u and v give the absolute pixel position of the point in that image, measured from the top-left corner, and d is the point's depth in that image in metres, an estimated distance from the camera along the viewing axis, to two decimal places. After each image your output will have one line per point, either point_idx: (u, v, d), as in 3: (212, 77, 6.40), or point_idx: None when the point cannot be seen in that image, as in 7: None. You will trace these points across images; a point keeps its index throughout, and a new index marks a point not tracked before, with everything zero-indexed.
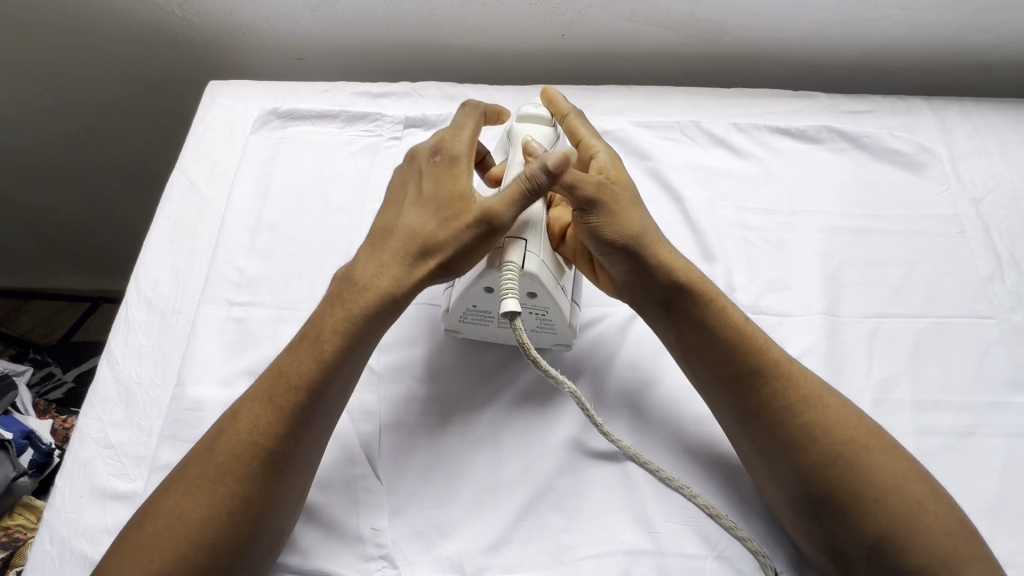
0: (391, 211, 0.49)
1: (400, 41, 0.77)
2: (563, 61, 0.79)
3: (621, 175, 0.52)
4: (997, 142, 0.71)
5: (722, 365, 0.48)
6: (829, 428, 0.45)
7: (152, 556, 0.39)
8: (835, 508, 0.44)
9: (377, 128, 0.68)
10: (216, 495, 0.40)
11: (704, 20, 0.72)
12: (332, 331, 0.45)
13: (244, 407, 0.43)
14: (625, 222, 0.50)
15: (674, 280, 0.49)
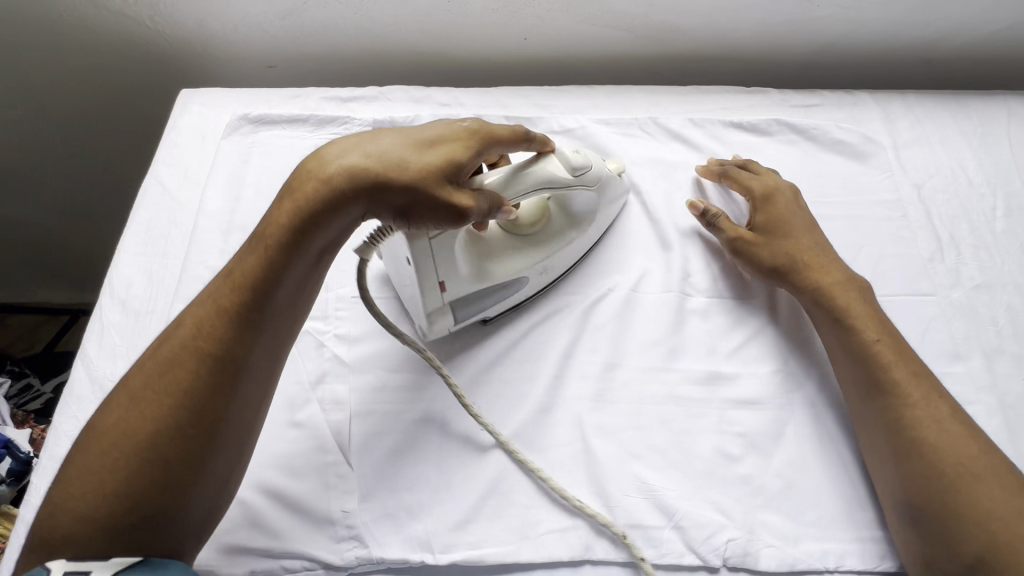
0: (385, 130, 0.49)
1: (369, 48, 0.79)
2: (526, 64, 0.82)
3: (778, 209, 0.63)
4: (937, 131, 0.75)
5: (858, 377, 0.53)
6: (947, 447, 0.47)
7: (97, 458, 0.41)
8: (933, 516, 0.46)
9: (346, 131, 0.71)
10: (156, 401, 0.43)
11: (657, 22, 0.75)
12: (274, 237, 0.45)
13: (196, 308, 0.46)
14: (784, 255, 0.60)
15: (826, 308, 0.57)
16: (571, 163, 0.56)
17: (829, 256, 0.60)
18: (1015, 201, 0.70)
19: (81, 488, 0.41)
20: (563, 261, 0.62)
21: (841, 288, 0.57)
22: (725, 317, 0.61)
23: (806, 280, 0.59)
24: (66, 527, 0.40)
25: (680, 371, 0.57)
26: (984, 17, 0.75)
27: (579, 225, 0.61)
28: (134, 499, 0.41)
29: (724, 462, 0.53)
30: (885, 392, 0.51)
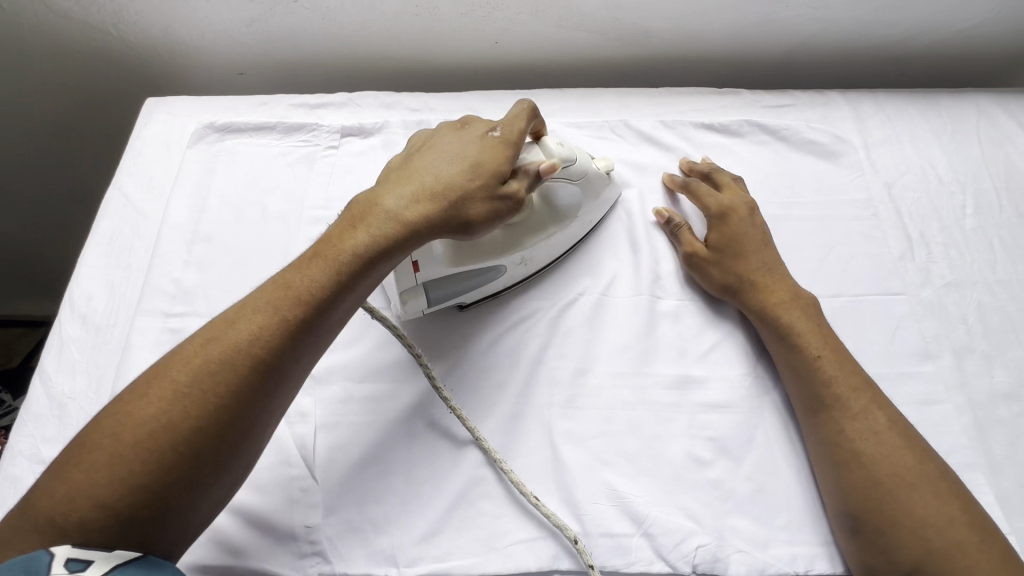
0: (433, 155, 0.53)
1: (338, 54, 0.79)
2: (498, 67, 0.81)
3: (732, 225, 0.63)
4: (908, 130, 0.75)
5: (800, 391, 0.54)
6: (882, 458, 0.49)
7: (125, 453, 0.39)
8: (872, 526, 0.47)
9: (314, 138, 0.70)
10: (200, 399, 0.41)
11: (628, 24, 0.75)
12: (341, 252, 0.47)
13: (244, 307, 0.45)
14: (732, 272, 0.60)
15: (769, 324, 0.57)
16: (552, 154, 0.58)
17: (778, 274, 0.60)
18: (984, 199, 0.70)
19: (103, 481, 0.38)
20: (545, 253, 0.60)
21: (789, 304, 0.58)
22: (696, 320, 0.61)
23: (753, 298, 0.59)
24: (83, 525, 0.37)
25: (650, 376, 0.57)
26: (951, 15, 0.75)
27: (561, 220, 0.60)
28: (162, 498, 0.39)
29: (695, 467, 0.53)
30: (826, 407, 0.52)
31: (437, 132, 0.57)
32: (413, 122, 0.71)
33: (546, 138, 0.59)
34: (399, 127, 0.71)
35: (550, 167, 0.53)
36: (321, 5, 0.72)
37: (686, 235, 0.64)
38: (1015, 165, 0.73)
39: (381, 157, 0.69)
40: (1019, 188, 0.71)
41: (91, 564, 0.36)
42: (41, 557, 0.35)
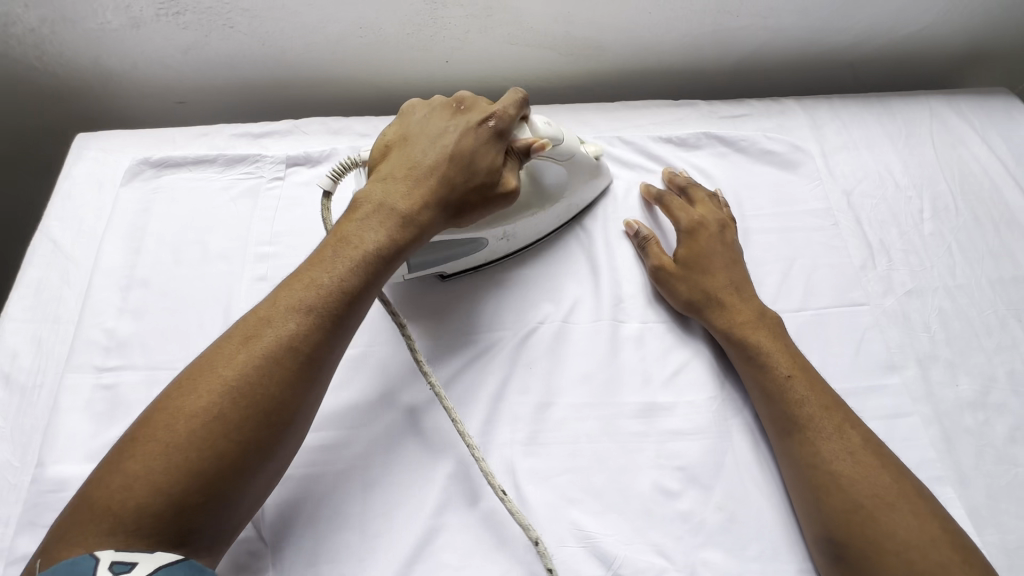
0: (432, 145, 0.54)
1: (283, 80, 0.76)
2: (451, 87, 0.79)
3: (699, 240, 0.62)
4: (864, 135, 0.75)
5: (772, 412, 0.53)
6: (858, 479, 0.48)
7: (182, 450, 0.39)
8: (855, 552, 0.46)
9: (258, 170, 0.67)
10: (252, 393, 0.42)
11: (580, 38, 0.74)
12: (367, 246, 0.49)
13: (275, 304, 0.45)
14: (695, 286, 0.59)
15: (733, 339, 0.57)
16: (541, 132, 0.58)
17: (746, 293, 0.59)
18: (941, 202, 0.70)
19: (162, 480, 0.38)
20: (525, 232, 0.62)
21: (755, 322, 0.57)
22: (660, 342, 0.59)
23: (716, 313, 0.58)
24: (144, 525, 0.37)
25: (614, 405, 0.55)
26: (898, 19, 0.75)
27: (548, 199, 0.62)
28: (222, 491, 0.40)
29: (664, 500, 0.51)
30: (799, 427, 0.51)
31: (417, 113, 0.58)
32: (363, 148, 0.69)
33: (535, 114, 0.59)
34: (348, 155, 0.68)
35: (540, 145, 0.56)
36: (259, 29, 0.69)
37: (655, 247, 0.63)
38: (969, 166, 0.73)
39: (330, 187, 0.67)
40: (974, 190, 0.71)
41: (136, 565, 0.36)
42: (87, 561, 0.35)
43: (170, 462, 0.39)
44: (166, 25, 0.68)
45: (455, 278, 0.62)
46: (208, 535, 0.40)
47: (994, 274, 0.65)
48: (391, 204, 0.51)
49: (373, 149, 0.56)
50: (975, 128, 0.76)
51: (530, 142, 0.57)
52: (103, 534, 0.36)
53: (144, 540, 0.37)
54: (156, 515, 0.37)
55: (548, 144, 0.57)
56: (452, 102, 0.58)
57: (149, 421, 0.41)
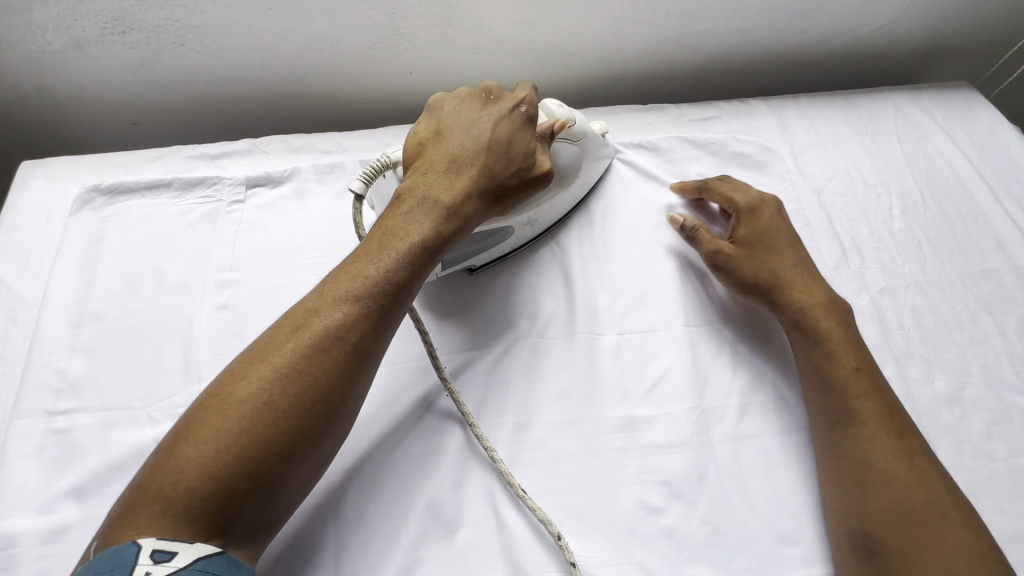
0: (469, 139, 0.56)
1: (240, 97, 0.73)
2: (416, 98, 0.77)
3: (757, 223, 0.63)
4: (831, 133, 0.76)
5: (835, 401, 0.53)
6: (911, 481, 0.48)
7: (234, 435, 0.41)
8: (895, 553, 0.46)
9: (216, 193, 0.64)
10: (305, 381, 0.44)
11: (545, 45, 0.72)
12: (409, 238, 0.51)
13: (322, 295, 0.47)
14: (763, 267, 0.60)
15: (802, 322, 0.57)
16: (553, 113, 0.61)
17: (811, 276, 0.60)
18: (909, 198, 0.71)
19: (215, 465, 0.40)
20: (548, 215, 0.64)
21: (824, 313, 0.57)
22: (639, 353, 0.58)
23: (783, 297, 0.59)
24: (194, 507, 0.39)
25: (594, 422, 0.54)
26: (860, 18, 0.76)
27: (564, 180, 0.63)
28: (269, 479, 0.41)
29: (647, 516, 0.51)
30: (857, 422, 0.51)
31: (450, 106, 0.59)
32: (326, 166, 0.67)
33: (543, 99, 0.63)
34: (311, 173, 0.66)
35: (561, 125, 0.59)
36: (212, 48, 0.66)
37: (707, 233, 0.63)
38: (934, 161, 0.74)
39: (292, 208, 0.64)
40: (941, 184, 0.72)
41: (177, 555, 0.37)
42: (130, 548, 0.37)
43: (222, 446, 0.41)
44: (111, 45, 0.64)
45: (482, 270, 0.62)
46: (251, 523, 0.41)
47: (963, 268, 0.65)
48: (433, 197, 0.53)
49: (410, 141, 0.58)
50: (939, 123, 0.77)
51: (553, 123, 0.59)
52: (159, 516, 0.38)
53: (192, 525, 0.39)
54: (205, 499, 0.39)
55: (567, 122, 0.60)
56: (481, 92, 0.61)
57: (205, 407, 0.43)
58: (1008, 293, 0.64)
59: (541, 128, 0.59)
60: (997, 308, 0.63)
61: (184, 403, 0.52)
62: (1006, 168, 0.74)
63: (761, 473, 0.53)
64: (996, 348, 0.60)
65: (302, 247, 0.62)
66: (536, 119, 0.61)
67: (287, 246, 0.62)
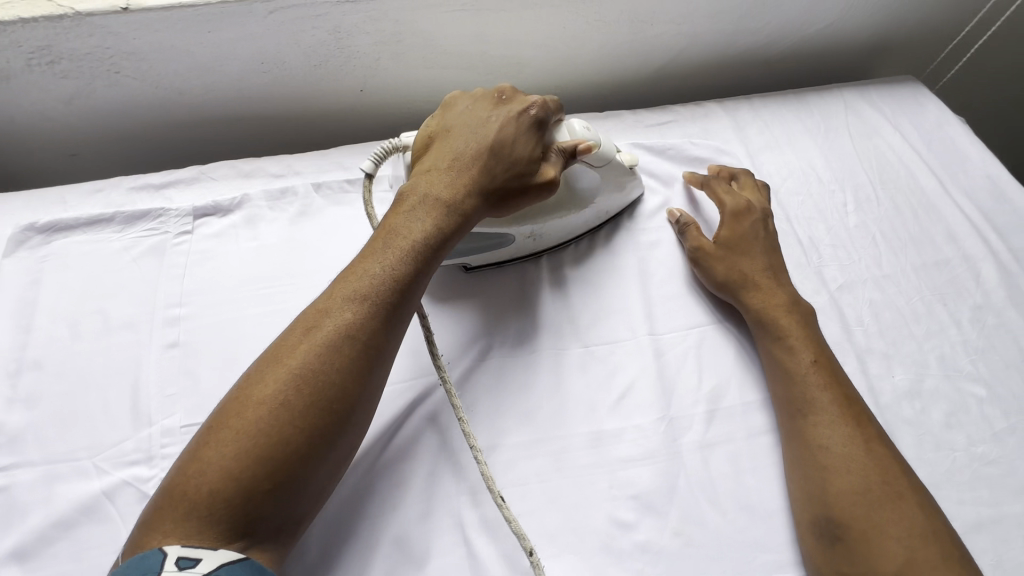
0: (473, 137, 0.56)
1: (185, 120, 0.71)
2: (369, 114, 0.76)
3: (733, 229, 0.64)
4: (785, 133, 0.77)
5: (795, 389, 0.54)
6: (868, 462, 0.49)
7: (252, 436, 0.41)
8: (857, 534, 0.46)
9: (162, 226, 0.62)
10: (318, 381, 0.43)
11: (497, 57, 0.72)
12: (414, 236, 0.51)
13: (335, 296, 0.47)
14: (734, 268, 0.61)
15: (764, 316, 0.58)
16: (578, 135, 0.60)
17: (778, 278, 0.61)
18: (862, 193, 0.72)
19: (234, 465, 0.40)
20: (554, 233, 0.63)
21: (782, 307, 0.58)
22: (605, 365, 0.58)
23: (746, 294, 0.60)
24: (217, 509, 0.39)
25: (562, 440, 0.54)
26: (807, 19, 0.77)
27: (578, 202, 0.62)
28: (289, 479, 0.41)
29: (619, 532, 0.50)
30: (816, 409, 0.52)
31: (458, 107, 0.59)
32: (277, 191, 0.65)
33: (569, 119, 0.61)
34: (262, 200, 0.64)
35: (586, 147, 0.58)
36: (149, 73, 0.64)
37: (695, 230, 0.65)
38: (885, 156, 0.75)
39: (244, 237, 0.62)
40: (892, 179, 0.73)
41: (201, 561, 0.37)
42: (156, 555, 0.37)
43: (240, 448, 0.40)
44: (41, 76, 0.61)
45: (473, 277, 0.63)
46: (272, 525, 0.41)
47: (917, 261, 0.67)
48: (437, 195, 0.53)
49: (414, 140, 0.58)
50: (887, 117, 0.79)
51: (576, 144, 0.58)
52: (182, 518, 0.38)
53: (213, 527, 0.39)
54: (226, 500, 0.39)
55: (592, 146, 0.59)
56: (492, 93, 0.60)
57: (225, 410, 0.43)
58: (960, 283, 0.65)
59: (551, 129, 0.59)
60: (951, 300, 0.64)
61: (134, 450, 0.50)
62: (953, 159, 0.76)
63: (731, 480, 0.53)
64: (951, 339, 0.62)
65: (256, 277, 0.60)
66: (558, 138, 0.59)
67: (239, 277, 0.60)
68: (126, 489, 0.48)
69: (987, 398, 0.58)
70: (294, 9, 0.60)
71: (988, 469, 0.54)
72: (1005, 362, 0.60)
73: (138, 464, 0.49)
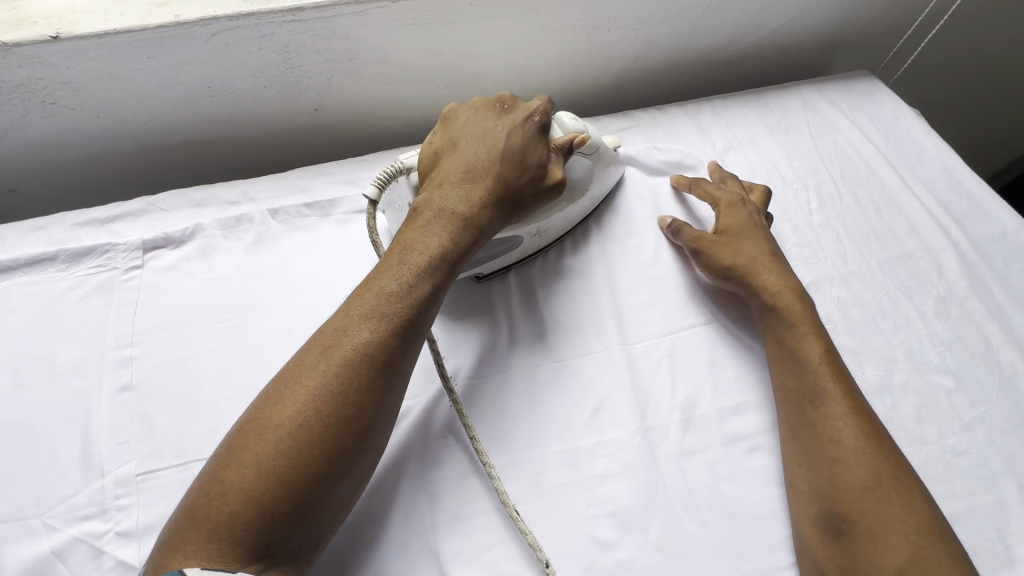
0: (483, 149, 0.56)
1: (131, 146, 0.68)
2: (326, 132, 0.74)
3: (730, 220, 0.64)
4: (747, 133, 0.77)
5: (808, 377, 0.53)
6: (877, 454, 0.49)
7: (273, 457, 0.40)
8: (863, 530, 0.46)
9: (110, 261, 0.59)
10: (337, 402, 0.42)
11: (454, 70, 0.71)
12: (426, 251, 0.50)
13: (348, 313, 0.46)
14: (739, 253, 0.61)
15: (773, 304, 0.58)
16: (569, 128, 0.61)
17: (780, 265, 0.61)
18: (825, 190, 0.72)
19: (255, 487, 0.39)
20: (558, 225, 0.63)
21: (791, 298, 0.58)
22: (579, 380, 0.57)
23: (754, 280, 0.59)
24: (238, 531, 0.38)
25: (538, 460, 0.52)
26: (761, 19, 0.77)
27: (577, 195, 0.62)
28: (309, 501, 0.40)
29: (599, 551, 0.49)
30: (831, 400, 0.52)
31: (462, 116, 0.59)
32: (231, 219, 0.62)
33: (558, 112, 0.62)
34: (215, 228, 0.62)
35: (580, 140, 0.59)
36: (89, 102, 0.61)
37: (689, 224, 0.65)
38: (845, 151, 0.76)
39: (198, 268, 0.60)
40: (854, 174, 0.74)
41: None
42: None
43: (259, 470, 0.40)
44: None
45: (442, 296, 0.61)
46: (291, 548, 0.40)
47: (881, 255, 0.67)
48: (448, 207, 0.52)
49: (422, 153, 0.58)
50: (846, 113, 0.80)
51: (572, 138, 0.59)
52: (202, 543, 0.38)
53: (235, 551, 0.38)
54: (247, 523, 0.38)
55: (586, 138, 0.60)
56: (494, 102, 0.59)
57: (241, 432, 0.42)
58: (924, 275, 0.66)
59: (551, 137, 0.59)
60: (916, 292, 0.65)
61: (86, 503, 0.47)
62: (911, 151, 0.77)
63: (710, 489, 0.52)
64: (918, 332, 0.62)
65: (213, 310, 0.57)
66: (552, 134, 0.60)
67: (195, 310, 0.57)
68: (79, 546, 0.46)
69: (955, 388, 0.59)
70: (237, 31, 0.58)
71: (959, 460, 0.55)
72: (970, 352, 0.61)
73: (91, 518, 0.47)
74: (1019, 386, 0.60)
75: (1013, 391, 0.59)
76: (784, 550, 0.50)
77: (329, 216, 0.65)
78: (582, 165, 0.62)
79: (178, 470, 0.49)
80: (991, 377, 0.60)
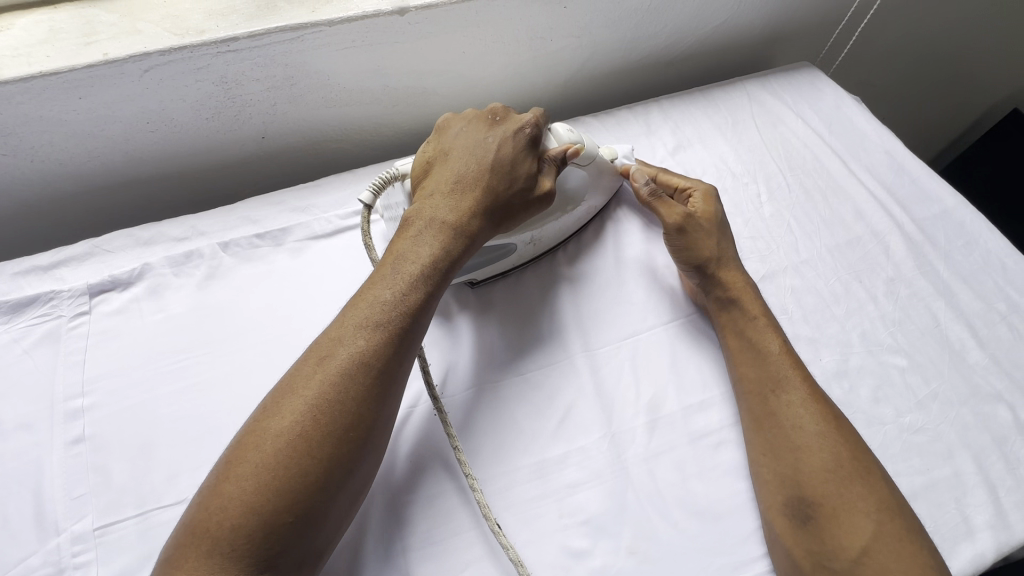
0: (472, 159, 0.56)
1: (71, 189, 0.67)
2: (278, 159, 0.73)
3: (710, 210, 0.64)
4: (695, 131, 0.78)
5: (769, 366, 0.55)
6: (837, 436, 0.50)
7: (272, 467, 0.39)
8: (829, 511, 0.47)
9: (55, 309, 0.57)
10: (336, 413, 0.42)
11: (401, 89, 0.70)
12: (420, 259, 0.50)
13: (344, 322, 0.46)
14: (711, 249, 0.61)
15: (731, 299, 0.59)
16: (563, 139, 0.61)
17: (738, 261, 0.62)
18: (773, 182, 0.74)
19: (254, 498, 0.38)
20: (551, 236, 0.64)
21: (746, 291, 0.60)
22: (544, 391, 0.57)
23: (716, 277, 0.60)
24: (239, 543, 0.37)
25: (506, 474, 0.53)
26: (699, 20, 0.78)
27: (570, 203, 0.63)
28: (308, 511, 0.40)
29: (573, 562, 0.49)
30: (788, 388, 0.53)
31: (453, 127, 0.59)
32: (181, 256, 0.61)
33: (554, 124, 0.62)
34: (164, 267, 0.61)
35: (574, 151, 0.59)
36: (20, 147, 0.60)
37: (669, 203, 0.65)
38: (790, 142, 0.78)
39: (149, 309, 0.58)
40: (801, 164, 0.76)
41: None
42: None
43: (259, 483, 0.39)
44: None
45: None
46: (289, 562, 0.39)
47: (830, 242, 0.69)
48: (440, 216, 0.52)
49: (415, 164, 0.58)
50: (789, 105, 0.82)
51: (565, 149, 0.59)
52: (205, 555, 0.37)
53: (237, 564, 0.37)
54: (248, 536, 0.38)
55: (581, 149, 0.60)
56: (485, 114, 0.60)
57: (238, 446, 0.41)
58: (872, 259, 0.68)
59: (543, 146, 0.59)
60: (865, 276, 0.67)
61: (42, 565, 0.46)
62: (853, 138, 0.79)
63: (679, 487, 0.53)
64: (870, 314, 0.64)
65: (167, 351, 0.56)
66: (546, 144, 0.60)
67: (149, 354, 0.56)
68: None
69: (907, 367, 0.61)
70: (169, 66, 0.57)
71: (916, 437, 0.56)
72: (920, 330, 0.63)
73: None
74: (967, 359, 0.62)
75: (962, 365, 0.61)
76: (755, 542, 0.51)
77: (282, 245, 0.64)
78: (574, 173, 0.62)
79: (137, 520, 0.48)
80: (941, 354, 0.62)
